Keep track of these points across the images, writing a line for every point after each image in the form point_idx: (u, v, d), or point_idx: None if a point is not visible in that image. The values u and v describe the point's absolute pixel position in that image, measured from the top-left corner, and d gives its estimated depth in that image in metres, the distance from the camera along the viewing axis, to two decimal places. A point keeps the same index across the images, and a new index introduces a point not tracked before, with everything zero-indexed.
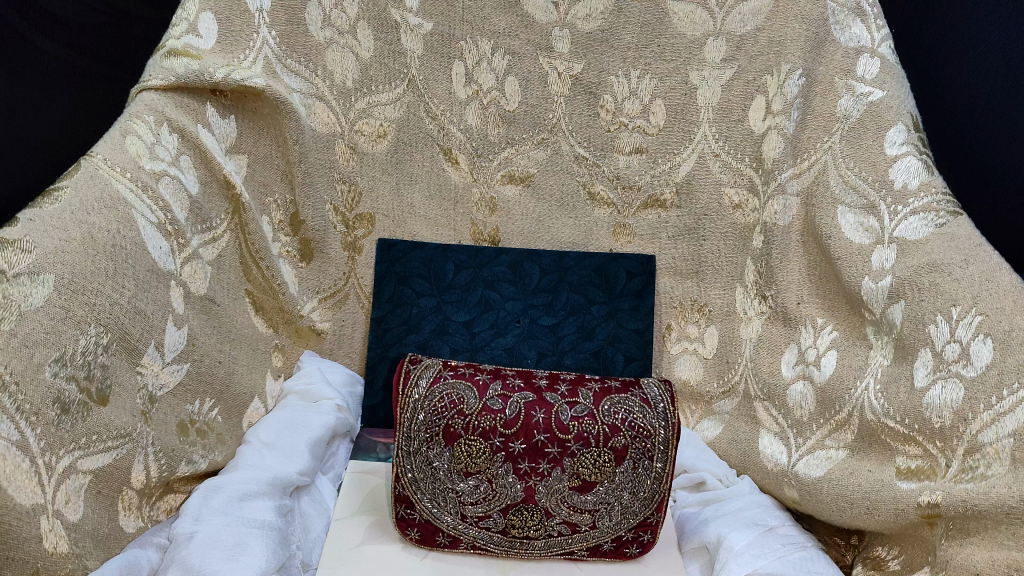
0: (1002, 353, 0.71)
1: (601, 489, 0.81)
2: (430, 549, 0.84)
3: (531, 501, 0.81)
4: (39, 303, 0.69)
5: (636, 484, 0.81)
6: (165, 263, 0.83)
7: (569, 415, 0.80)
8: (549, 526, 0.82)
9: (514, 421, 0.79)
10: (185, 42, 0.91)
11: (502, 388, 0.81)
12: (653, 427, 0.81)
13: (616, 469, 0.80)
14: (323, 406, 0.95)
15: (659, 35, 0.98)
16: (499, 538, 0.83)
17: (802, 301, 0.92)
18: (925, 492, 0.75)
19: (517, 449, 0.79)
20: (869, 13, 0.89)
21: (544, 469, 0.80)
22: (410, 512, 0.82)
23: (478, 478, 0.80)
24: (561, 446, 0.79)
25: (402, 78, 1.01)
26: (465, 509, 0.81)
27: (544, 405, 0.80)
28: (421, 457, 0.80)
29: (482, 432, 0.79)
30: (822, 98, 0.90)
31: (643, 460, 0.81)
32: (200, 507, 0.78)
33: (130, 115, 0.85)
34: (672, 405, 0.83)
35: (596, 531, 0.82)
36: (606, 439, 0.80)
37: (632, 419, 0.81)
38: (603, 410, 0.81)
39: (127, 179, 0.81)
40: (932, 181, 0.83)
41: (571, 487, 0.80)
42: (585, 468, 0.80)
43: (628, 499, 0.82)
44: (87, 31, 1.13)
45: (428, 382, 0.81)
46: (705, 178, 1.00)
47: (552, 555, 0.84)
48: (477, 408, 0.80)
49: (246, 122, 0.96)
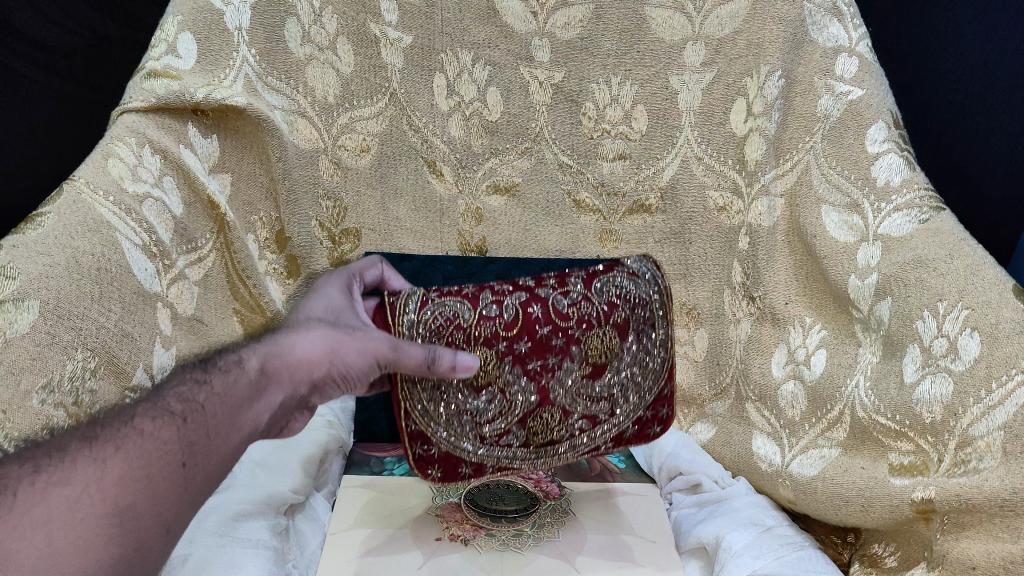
0: (990, 347, 0.71)
1: (611, 369, 0.84)
2: (454, 481, 0.82)
3: (547, 403, 0.82)
4: (24, 329, 0.69)
5: (641, 353, 0.85)
6: (150, 286, 0.83)
7: (566, 303, 0.82)
8: (570, 425, 0.84)
9: (513, 321, 0.80)
10: (164, 63, 0.88)
11: (494, 294, 0.80)
12: (646, 297, 0.86)
13: (621, 343, 0.84)
14: (313, 424, 0.98)
15: (639, 40, 0.99)
16: (523, 451, 0.83)
17: (789, 300, 0.92)
18: (919, 488, 0.74)
19: (524, 348, 0.80)
20: (846, 12, 0.89)
21: (553, 362, 0.81)
22: (428, 449, 0.80)
23: (491, 391, 0.80)
24: (564, 334, 0.81)
25: (384, 92, 1.02)
26: (483, 429, 0.81)
27: (538, 298, 0.81)
28: (428, 385, 0.78)
29: (485, 341, 0.79)
30: (802, 99, 0.90)
31: (642, 319, 0.85)
32: (194, 530, 0.78)
33: (111, 138, 0.84)
34: (659, 273, 0.88)
35: (613, 419, 0.85)
36: (606, 317, 0.83)
37: (625, 293, 0.84)
38: (598, 292, 0.83)
39: (109, 202, 0.80)
40: (915, 177, 0.83)
41: (584, 375, 0.83)
42: (593, 351, 0.83)
43: (635, 375, 0.85)
44: (68, 56, 1.13)
45: (418, 306, 0.78)
46: (688, 181, 1.01)
47: (579, 454, 0.85)
48: (475, 315, 0.79)
49: (228, 141, 0.95)
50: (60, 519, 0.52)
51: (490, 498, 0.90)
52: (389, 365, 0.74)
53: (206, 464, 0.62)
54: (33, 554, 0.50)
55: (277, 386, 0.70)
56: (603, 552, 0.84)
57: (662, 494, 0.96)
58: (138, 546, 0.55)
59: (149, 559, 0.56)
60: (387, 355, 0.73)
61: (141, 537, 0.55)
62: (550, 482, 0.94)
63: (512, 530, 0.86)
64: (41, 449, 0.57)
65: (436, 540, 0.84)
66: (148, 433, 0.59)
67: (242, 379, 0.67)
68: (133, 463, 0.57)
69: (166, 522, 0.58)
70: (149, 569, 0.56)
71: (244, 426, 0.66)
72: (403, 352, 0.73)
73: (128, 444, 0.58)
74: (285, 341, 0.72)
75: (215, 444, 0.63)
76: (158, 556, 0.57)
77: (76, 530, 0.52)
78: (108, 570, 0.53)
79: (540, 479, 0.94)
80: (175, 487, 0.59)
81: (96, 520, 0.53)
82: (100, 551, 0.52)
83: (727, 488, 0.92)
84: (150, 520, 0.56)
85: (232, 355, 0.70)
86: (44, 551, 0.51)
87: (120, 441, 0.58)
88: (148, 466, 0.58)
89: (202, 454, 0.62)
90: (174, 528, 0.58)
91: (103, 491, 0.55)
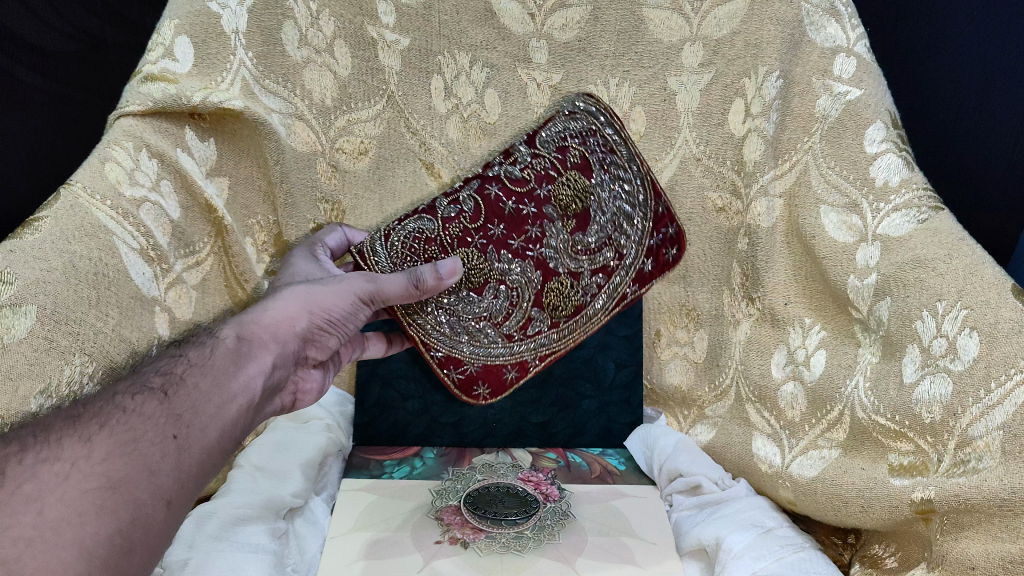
0: (989, 347, 0.71)
1: (594, 217, 0.91)
2: (505, 389, 0.91)
3: (551, 276, 0.89)
4: (22, 334, 0.69)
5: (614, 189, 0.92)
6: (148, 290, 0.83)
7: (518, 169, 0.88)
8: (586, 285, 0.92)
9: (477, 211, 0.86)
10: (161, 67, 0.88)
11: (448, 196, 0.86)
12: (592, 128, 0.92)
13: (590, 181, 0.90)
14: (313, 427, 0.98)
15: (636, 42, 0.99)
16: (553, 332, 0.92)
17: (789, 301, 0.92)
18: (918, 488, 0.74)
19: (501, 231, 0.87)
20: (843, 13, 0.89)
21: (535, 231, 0.88)
22: (462, 371, 0.89)
23: (491, 286, 0.87)
24: (530, 199, 0.88)
25: (381, 94, 1.01)
26: (505, 326, 0.89)
27: (491, 181, 0.87)
28: (438, 304, 0.86)
29: (460, 240, 0.85)
30: (801, 99, 0.90)
31: (605, 155, 0.92)
32: (194, 534, 0.78)
33: (109, 142, 0.84)
34: (594, 101, 0.93)
35: (620, 264, 0.93)
36: (563, 164, 0.90)
37: (568, 133, 0.91)
38: (545, 145, 0.90)
39: (107, 207, 0.80)
40: (913, 177, 0.83)
41: (570, 230, 0.90)
42: (565, 198, 0.89)
43: (619, 206, 0.92)
44: (65, 60, 1.13)
45: (384, 240, 0.83)
46: (688, 183, 1.01)
47: (608, 311, 0.94)
48: (439, 225, 0.85)
49: (226, 145, 0.95)
50: (52, 495, 0.52)
51: (491, 500, 0.87)
52: (374, 300, 0.79)
53: (198, 434, 0.61)
54: (27, 531, 0.50)
55: (265, 347, 0.71)
56: (603, 554, 0.83)
57: (663, 496, 0.94)
58: (135, 519, 0.54)
59: (149, 530, 0.56)
60: (368, 288, 0.78)
61: (138, 509, 0.55)
62: (551, 485, 0.90)
63: (513, 532, 0.84)
64: (27, 431, 0.56)
65: (436, 544, 0.84)
66: (131, 409, 0.60)
67: (221, 348, 0.68)
68: (120, 439, 0.57)
69: (163, 494, 0.57)
70: (150, 542, 0.56)
71: (238, 392, 0.66)
72: (383, 281, 0.79)
73: (113, 421, 0.58)
74: (260, 310, 0.74)
75: (206, 413, 0.63)
76: (159, 528, 0.56)
77: (69, 504, 0.52)
78: (106, 543, 0.52)
79: (540, 481, 0.91)
80: (167, 458, 0.58)
81: (89, 493, 0.53)
82: (96, 524, 0.52)
83: (727, 489, 0.91)
84: (146, 492, 0.56)
85: (207, 333, 0.71)
86: (39, 525, 0.50)
87: (105, 418, 0.58)
88: (135, 440, 0.58)
89: (193, 424, 0.61)
90: (174, 500, 0.58)
91: (91, 467, 0.54)
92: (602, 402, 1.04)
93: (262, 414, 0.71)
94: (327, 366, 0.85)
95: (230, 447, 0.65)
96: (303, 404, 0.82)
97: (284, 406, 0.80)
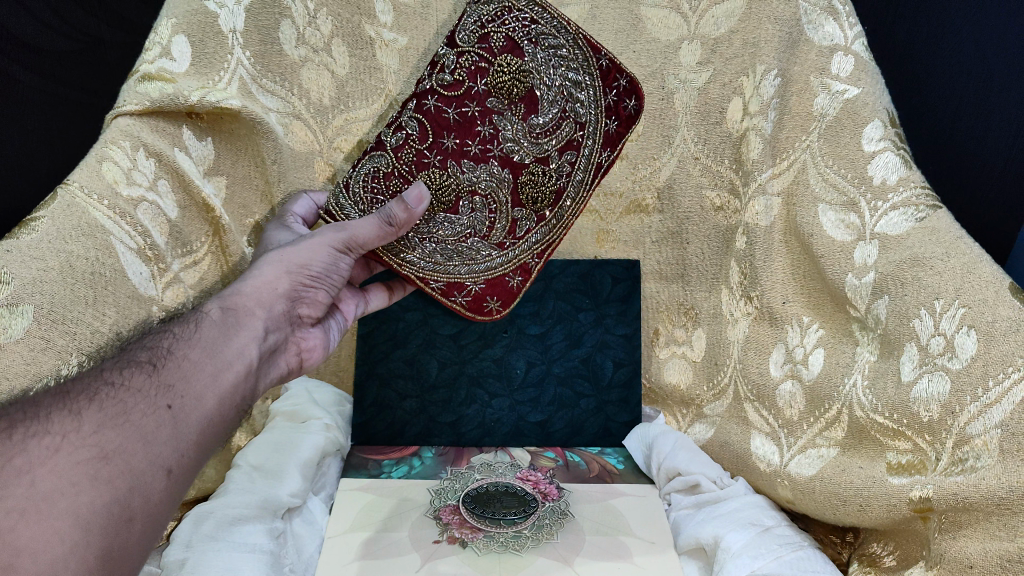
0: (986, 345, 0.71)
1: (542, 96, 0.86)
2: (514, 297, 0.91)
3: (520, 170, 0.88)
4: (19, 334, 0.70)
5: (552, 61, 0.86)
6: (146, 289, 0.83)
7: (449, 73, 0.83)
8: (558, 167, 0.89)
9: (423, 130, 0.83)
10: (159, 66, 0.88)
11: (389, 125, 0.83)
12: (507, 6, 0.83)
13: (525, 60, 0.84)
14: (312, 426, 0.96)
15: (635, 40, 1.00)
16: (542, 226, 0.91)
17: (787, 300, 0.92)
18: (915, 486, 0.74)
19: (454, 140, 0.84)
20: (841, 12, 0.89)
21: (487, 130, 0.85)
22: (464, 293, 0.89)
23: (465, 200, 0.86)
24: (471, 100, 0.84)
25: (379, 93, 1.01)
26: (493, 235, 0.88)
27: (426, 94, 0.83)
28: (422, 233, 0.85)
29: (418, 164, 0.83)
30: (799, 98, 0.90)
31: (530, 28, 0.84)
32: (192, 533, 0.78)
33: (106, 141, 0.83)
34: None
35: (584, 132, 0.89)
36: (493, 52, 0.83)
37: (486, 19, 0.83)
38: (466, 37, 0.83)
39: (104, 206, 0.80)
40: (911, 176, 0.83)
41: (521, 116, 0.86)
42: (506, 89, 0.84)
43: (562, 75, 0.86)
44: (62, 59, 1.13)
45: (345, 187, 0.82)
46: (686, 182, 1.02)
47: (589, 185, 0.91)
48: (392, 157, 0.83)
49: (223, 144, 0.94)
50: (44, 467, 0.53)
51: (490, 499, 0.87)
52: (351, 249, 0.79)
53: (192, 403, 0.63)
54: (20, 502, 0.51)
55: (254, 314, 0.73)
56: (602, 554, 0.83)
57: (661, 494, 0.94)
58: (134, 488, 0.56)
59: (148, 498, 0.57)
60: (341, 237, 0.78)
61: (135, 477, 0.57)
62: (549, 484, 0.91)
63: (511, 531, 0.84)
64: (15, 406, 0.57)
65: (434, 544, 0.84)
66: (120, 383, 0.61)
67: (206, 321, 0.69)
68: (111, 412, 0.59)
69: (162, 462, 0.59)
70: (152, 509, 0.57)
71: (233, 358, 0.69)
72: (354, 227, 0.78)
73: (103, 395, 0.59)
74: (242, 282, 0.75)
75: (198, 382, 0.65)
76: (158, 496, 0.58)
77: (61, 475, 0.53)
78: (103, 512, 0.54)
79: (539, 480, 0.91)
80: (163, 427, 0.60)
81: (83, 465, 0.54)
82: (91, 493, 0.54)
83: (726, 488, 0.91)
84: (142, 460, 0.58)
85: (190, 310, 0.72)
86: (32, 497, 0.51)
87: (93, 392, 0.59)
88: (127, 411, 0.59)
89: (186, 394, 0.63)
90: (174, 468, 0.60)
91: (83, 439, 0.56)
92: (600, 401, 1.05)
93: (264, 377, 0.74)
94: (327, 322, 0.86)
95: (230, 414, 0.67)
96: (312, 362, 0.82)
97: (292, 368, 0.79)
